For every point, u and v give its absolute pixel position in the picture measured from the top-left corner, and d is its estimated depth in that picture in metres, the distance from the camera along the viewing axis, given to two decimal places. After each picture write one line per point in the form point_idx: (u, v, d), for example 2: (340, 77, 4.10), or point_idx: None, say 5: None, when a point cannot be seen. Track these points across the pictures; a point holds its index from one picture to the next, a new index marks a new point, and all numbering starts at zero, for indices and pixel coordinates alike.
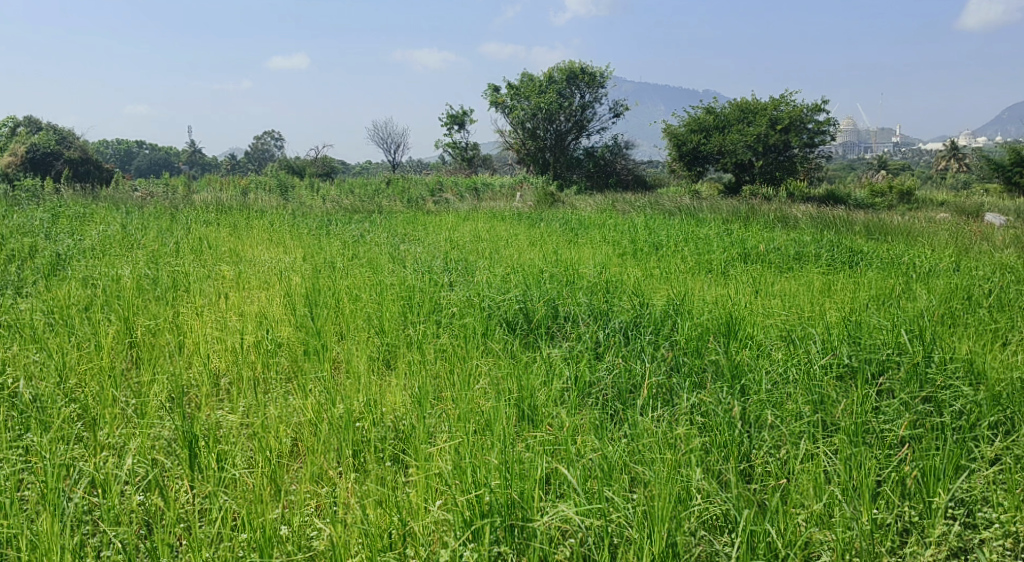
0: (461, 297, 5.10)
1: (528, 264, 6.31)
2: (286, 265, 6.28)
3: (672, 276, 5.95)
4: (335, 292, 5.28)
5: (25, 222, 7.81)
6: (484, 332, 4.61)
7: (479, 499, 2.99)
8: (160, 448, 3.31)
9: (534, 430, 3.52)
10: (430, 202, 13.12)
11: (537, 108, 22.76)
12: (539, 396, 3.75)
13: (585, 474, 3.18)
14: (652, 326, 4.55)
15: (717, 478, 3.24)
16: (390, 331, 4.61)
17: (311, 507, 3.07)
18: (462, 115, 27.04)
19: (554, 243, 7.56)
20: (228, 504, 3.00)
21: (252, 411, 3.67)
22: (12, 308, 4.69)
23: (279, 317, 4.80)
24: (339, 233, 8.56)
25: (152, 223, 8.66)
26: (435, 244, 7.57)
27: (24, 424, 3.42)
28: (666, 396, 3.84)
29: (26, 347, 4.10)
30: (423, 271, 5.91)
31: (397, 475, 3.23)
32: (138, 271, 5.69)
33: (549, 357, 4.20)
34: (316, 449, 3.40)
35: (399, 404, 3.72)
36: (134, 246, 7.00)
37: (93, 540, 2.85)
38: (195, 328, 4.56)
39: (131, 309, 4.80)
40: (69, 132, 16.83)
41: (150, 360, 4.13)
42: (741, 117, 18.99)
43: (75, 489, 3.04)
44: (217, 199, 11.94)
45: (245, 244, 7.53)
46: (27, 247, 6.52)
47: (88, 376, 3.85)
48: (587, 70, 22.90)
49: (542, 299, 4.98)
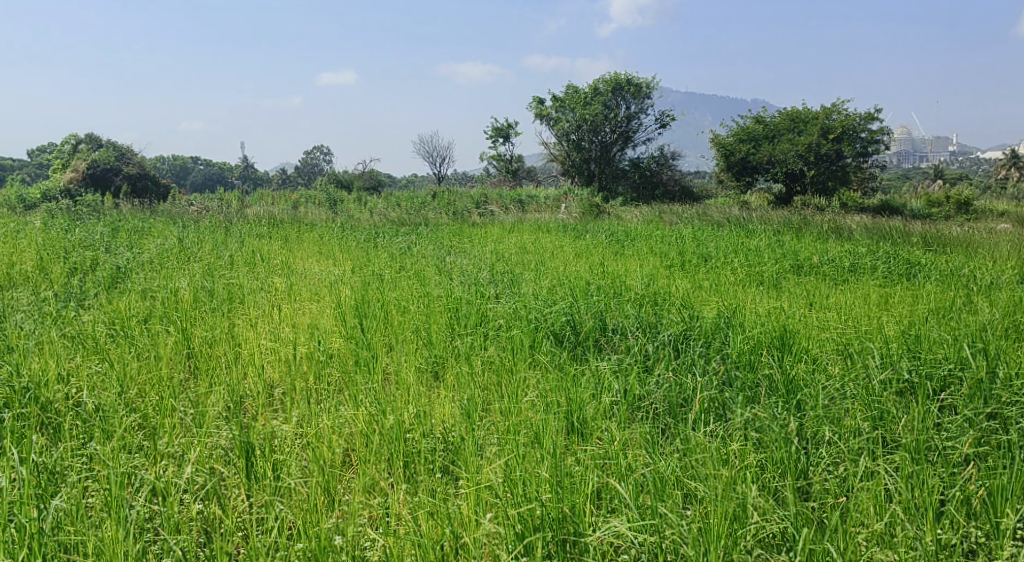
0: (508, 310, 5.11)
1: (574, 275, 6.29)
2: (336, 278, 6.39)
3: (721, 288, 5.87)
4: (383, 303, 5.34)
5: (85, 236, 8.07)
6: (531, 344, 4.60)
7: (531, 512, 2.99)
8: (218, 458, 3.39)
9: (583, 444, 3.50)
10: (476, 215, 13.22)
11: (581, 120, 22.78)
12: (588, 409, 3.73)
13: (637, 489, 3.16)
14: (703, 339, 4.49)
15: (773, 495, 3.18)
16: (439, 343, 4.64)
17: (364, 517, 3.10)
18: (507, 127, 27.17)
19: (600, 256, 7.53)
20: (284, 514, 3.06)
21: (306, 421, 3.72)
22: (76, 319, 4.84)
23: (329, 329, 4.87)
24: (387, 245, 8.67)
25: (206, 236, 8.90)
26: (481, 256, 7.60)
27: (87, 433, 3.51)
28: (718, 410, 3.79)
29: (88, 358, 4.23)
30: (469, 283, 5.95)
31: (449, 487, 3.25)
32: (194, 284, 5.84)
33: (598, 370, 4.16)
34: (369, 460, 3.43)
35: (448, 416, 3.73)
36: (190, 259, 7.19)
37: (154, 547, 2.91)
38: (249, 339, 4.66)
39: (187, 321, 4.92)
40: (128, 149, 17.39)
41: (206, 371, 4.23)
42: (791, 126, 18.69)
43: (137, 496, 3.10)
44: (269, 213, 12.22)
45: (295, 257, 7.69)
46: (89, 260, 6.75)
47: (147, 386, 3.95)
48: (632, 80, 22.80)
49: (590, 310, 4.95)
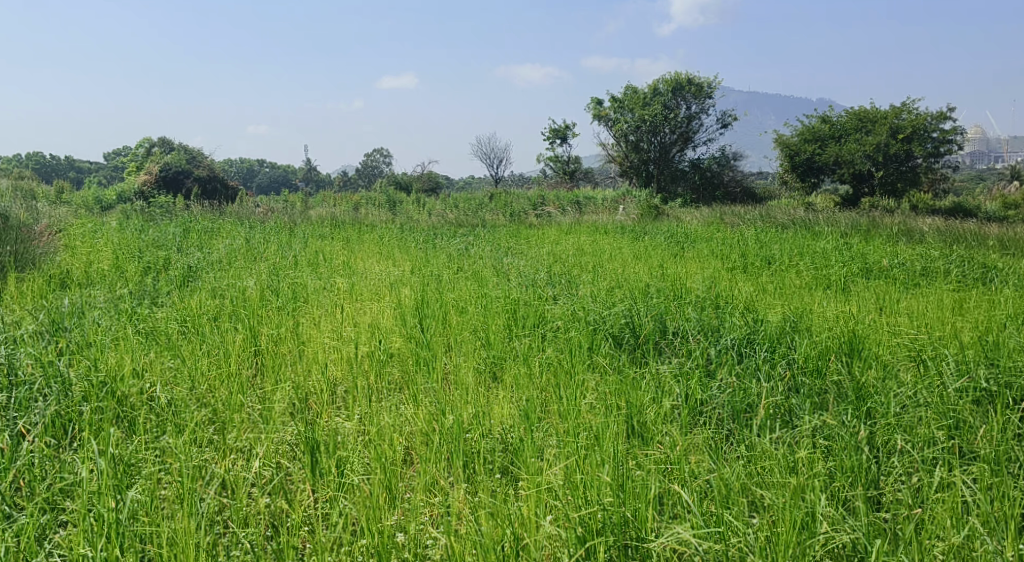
0: (567, 311, 5.10)
1: (634, 277, 6.24)
2: (396, 278, 6.49)
3: (786, 291, 5.74)
4: (443, 304, 5.38)
5: (158, 237, 8.38)
6: (590, 347, 4.56)
7: (592, 516, 2.97)
8: (284, 454, 3.48)
9: (644, 448, 3.46)
10: (534, 216, 13.22)
11: (641, 120, 22.59)
12: (649, 412, 3.69)
13: (700, 496, 3.11)
14: (768, 343, 4.38)
15: (843, 505, 3.09)
16: (497, 344, 4.65)
17: (425, 515, 3.14)
18: (564, 129, 27.14)
19: (660, 257, 7.45)
20: (348, 510, 3.11)
21: (368, 419, 3.76)
22: (149, 316, 5.01)
23: (389, 328, 4.93)
24: (445, 246, 8.77)
25: (272, 237, 9.12)
26: (538, 257, 7.62)
27: (160, 427, 3.62)
28: (784, 417, 3.70)
29: (161, 354, 4.36)
30: (527, 284, 5.96)
31: (509, 488, 3.25)
32: (261, 284, 6.00)
33: (658, 374, 4.11)
34: (429, 458, 3.45)
35: (507, 417, 3.74)
36: (257, 259, 7.40)
37: (223, 539, 2.98)
38: (314, 338, 4.75)
39: (254, 319, 5.05)
40: (198, 152, 17.98)
41: (272, 368, 4.33)
42: (859, 126, 18.18)
43: (207, 489, 3.18)
44: (332, 214, 12.46)
45: (356, 256, 7.84)
46: (161, 259, 7.00)
47: (216, 382, 4.07)
48: (694, 80, 22.52)
49: (650, 312, 4.88)
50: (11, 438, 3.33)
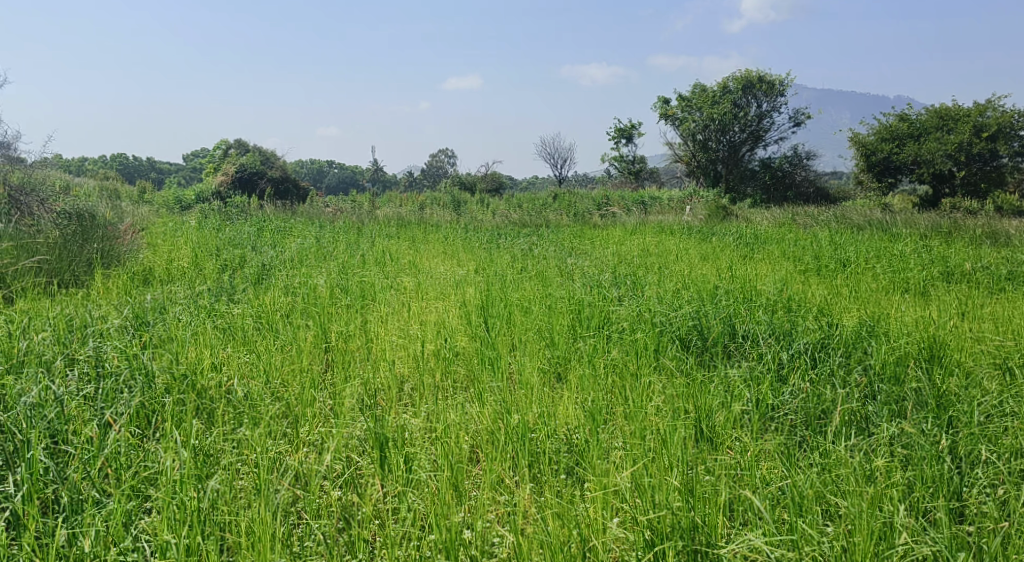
0: (632, 312, 5.04)
1: (702, 279, 6.16)
2: (461, 278, 6.54)
3: (862, 295, 5.57)
4: (507, 304, 5.40)
5: (234, 236, 8.66)
6: (656, 348, 4.51)
7: (660, 519, 2.95)
8: (353, 448, 3.56)
9: (713, 453, 3.41)
10: (599, 217, 13.16)
11: (709, 119, 22.25)
12: (718, 416, 3.62)
13: (772, 503, 3.05)
14: (842, 348, 4.26)
15: (923, 517, 2.99)
16: (562, 344, 4.65)
17: (492, 513, 3.16)
18: (630, 128, 26.93)
19: (728, 259, 7.32)
20: (416, 505, 3.16)
21: (434, 416, 3.81)
22: (226, 312, 5.18)
23: (455, 327, 4.98)
24: (509, 246, 8.79)
25: (341, 237, 9.31)
26: (603, 258, 7.57)
27: (236, 419, 3.74)
28: (860, 424, 3.60)
29: (237, 349, 4.51)
30: (592, 285, 5.92)
31: (575, 489, 3.24)
32: (331, 282, 6.14)
33: (727, 378, 4.03)
34: (495, 456, 3.47)
35: (572, 417, 3.72)
36: (326, 258, 7.57)
37: (297, 530, 3.07)
38: (381, 336, 4.84)
39: (324, 317, 5.17)
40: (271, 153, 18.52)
41: (341, 364, 4.42)
42: (939, 125, 17.49)
43: (282, 481, 3.28)
44: (399, 214, 12.66)
45: (422, 256, 7.93)
46: (237, 258, 7.23)
47: (289, 377, 4.19)
48: (766, 78, 22.08)
49: (719, 314, 4.80)
50: (99, 426, 3.47)
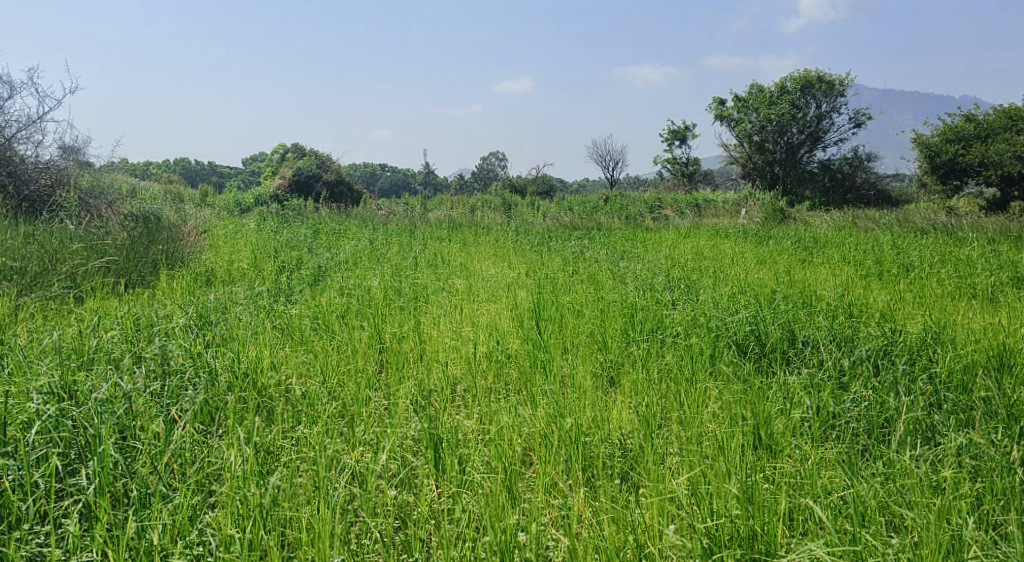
0: (686, 317, 4.98)
1: (759, 283, 6.06)
2: (513, 280, 6.56)
3: (927, 300, 5.41)
4: (560, 307, 5.39)
5: (291, 238, 8.85)
6: (712, 354, 4.45)
7: (718, 528, 2.92)
8: (408, 448, 3.60)
9: (773, 460, 3.35)
10: (650, 219, 13.03)
11: (766, 120, 21.89)
12: (776, 424, 3.56)
13: (834, 513, 3.00)
14: (906, 355, 4.14)
15: (993, 530, 2.90)
16: (615, 347, 4.62)
17: (546, 516, 3.16)
18: (684, 130, 26.64)
19: (786, 263, 7.18)
20: (471, 506, 3.19)
21: (487, 418, 3.83)
22: (284, 312, 5.29)
23: (507, 329, 4.99)
24: (560, 249, 8.78)
25: (394, 239, 9.42)
26: (656, 261, 7.50)
27: (295, 417, 3.81)
28: (925, 433, 3.50)
29: (295, 349, 4.60)
30: (645, 289, 5.88)
31: (630, 494, 3.22)
32: (385, 284, 6.23)
33: (786, 384, 3.95)
34: (549, 459, 3.47)
35: (626, 421, 3.70)
36: (380, 260, 7.68)
37: (355, 528, 3.12)
38: (434, 338, 4.88)
39: (378, 318, 5.24)
40: (326, 157, 18.86)
41: (396, 365, 4.48)
42: (1008, 125, 16.86)
43: (339, 479, 3.34)
44: (450, 217, 12.75)
45: (474, 259, 7.98)
46: (294, 259, 7.39)
47: (345, 377, 4.26)
48: (825, 78, 21.63)
49: (777, 319, 4.70)
50: (165, 422, 3.57)
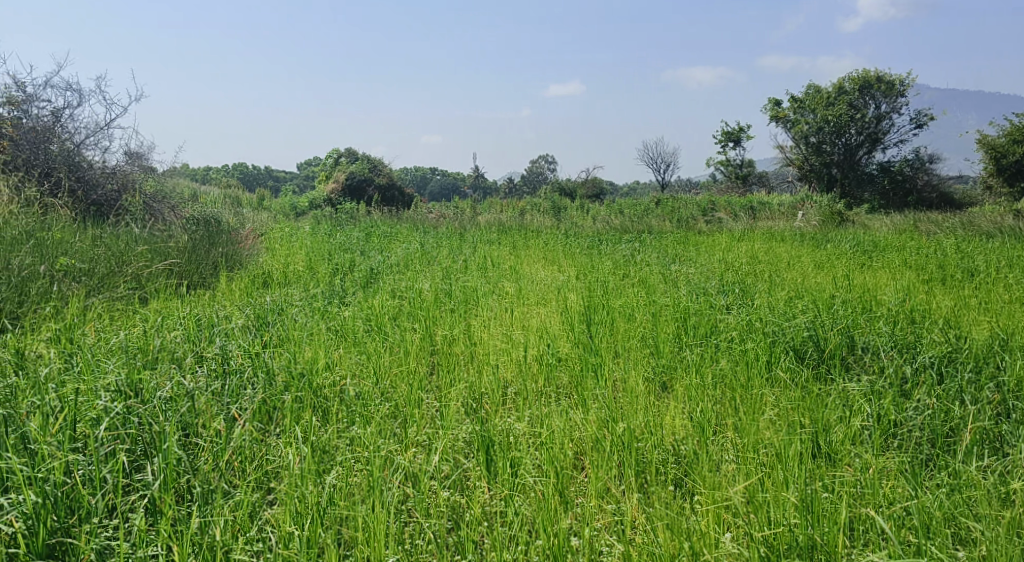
0: (741, 321, 4.90)
1: (816, 287, 5.93)
2: (563, 283, 6.55)
3: (994, 306, 5.22)
4: (611, 311, 5.36)
5: (344, 241, 8.99)
6: (768, 359, 4.37)
7: (777, 537, 2.89)
8: (460, 450, 3.61)
9: (832, 469, 3.27)
10: (703, 223, 12.85)
11: (824, 121, 21.47)
12: (836, 432, 3.48)
13: (897, 524, 2.93)
14: (972, 362, 4.01)
15: None
16: (668, 352, 4.57)
17: (599, 522, 3.15)
18: (737, 132, 26.24)
19: (843, 267, 7.01)
20: (524, 509, 3.19)
21: (539, 421, 3.82)
22: (338, 314, 5.38)
23: (557, 332, 4.99)
24: (610, 253, 8.73)
25: (445, 242, 9.50)
26: (708, 265, 7.40)
27: (349, 417, 3.87)
28: (994, 444, 3.39)
29: (348, 350, 4.67)
30: (698, 293, 5.80)
31: (684, 501, 3.18)
32: (436, 287, 6.28)
33: (845, 391, 3.86)
34: (602, 464, 3.44)
35: (680, 427, 3.65)
36: (430, 262, 7.76)
37: (409, 528, 3.16)
38: (485, 340, 4.90)
39: (429, 320, 5.28)
40: (378, 161, 19.12)
41: (447, 367, 4.51)
42: None
43: (393, 479, 3.37)
44: (500, 220, 12.79)
45: (524, 262, 7.99)
46: (347, 262, 7.51)
47: (398, 378, 4.31)
48: (885, 78, 21.09)
49: (835, 325, 4.60)
50: (225, 420, 3.66)
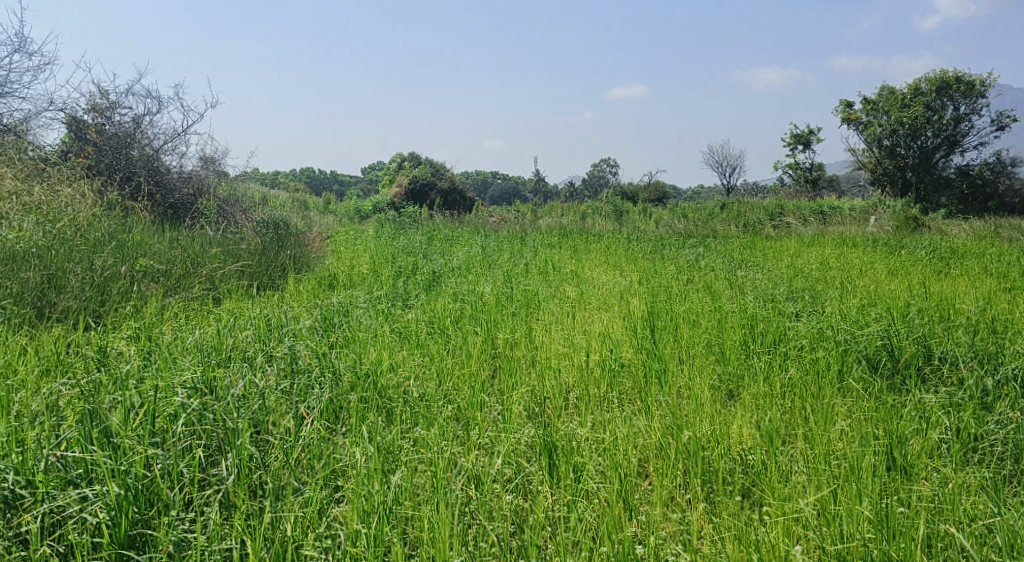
0: (811, 329, 4.77)
1: (890, 295, 5.73)
2: (625, 288, 6.50)
3: None
4: (675, 316, 5.30)
5: (408, 244, 9.11)
6: (839, 369, 4.24)
7: (851, 551, 2.83)
8: (522, 454, 3.61)
9: (908, 483, 3.17)
10: (770, 227, 12.55)
11: (898, 123, 20.93)
12: (912, 445, 3.36)
13: (979, 541, 2.84)
14: None
15: None
16: (734, 359, 4.48)
17: (664, 530, 3.11)
18: (806, 135, 25.60)
19: (919, 274, 6.75)
20: (587, 515, 3.18)
21: (601, 427, 3.79)
22: (402, 317, 5.45)
23: (620, 337, 4.94)
24: (674, 258, 8.61)
25: (506, 245, 9.53)
26: (776, 271, 7.23)
27: (413, 418, 3.91)
28: None
29: (412, 352, 4.73)
30: (765, 299, 5.68)
31: (753, 512, 3.12)
32: (497, 290, 6.31)
33: (922, 403, 3.73)
34: (666, 472, 3.39)
35: (747, 436, 3.58)
36: (492, 266, 7.79)
37: (472, 530, 3.17)
38: (546, 344, 4.90)
39: (491, 323, 5.30)
40: (440, 165, 19.33)
41: (509, 370, 4.51)
42: None
43: (456, 480, 3.40)
44: (560, 224, 12.77)
45: (585, 266, 7.96)
46: (410, 265, 7.61)
47: (460, 381, 4.34)
48: (964, 78, 20.27)
49: (911, 333, 4.43)
50: (294, 418, 3.74)
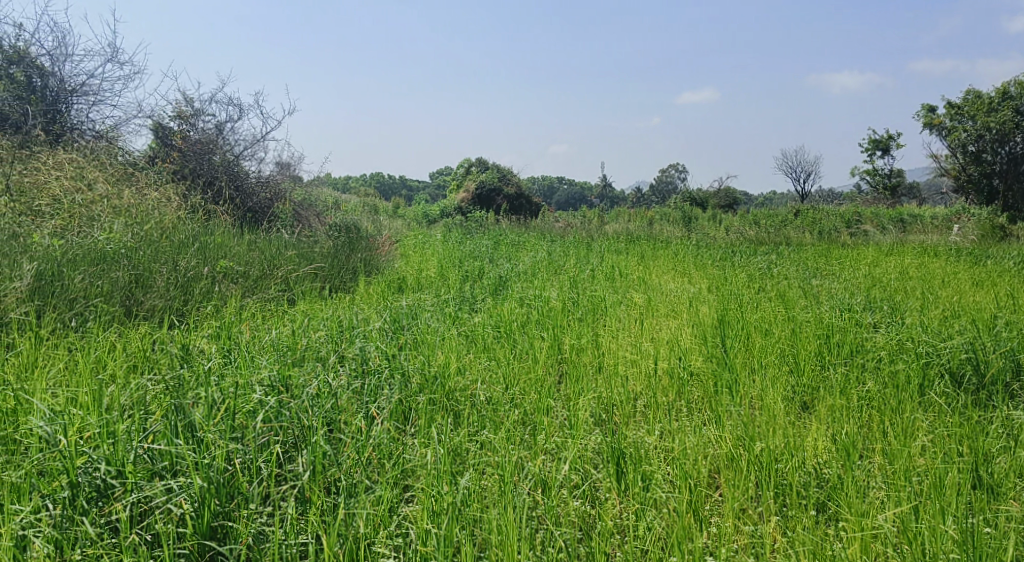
0: (890, 340, 4.61)
1: (975, 307, 5.49)
2: (693, 296, 6.40)
3: None
4: (746, 325, 5.19)
5: (475, 249, 9.19)
6: (921, 382, 4.09)
7: None
8: (589, 461, 3.60)
9: (995, 503, 3.05)
10: (846, 235, 12.15)
11: (985, 128, 20.04)
12: (998, 463, 3.24)
13: None
14: None
15: None
16: (808, 371, 4.37)
17: (735, 543, 3.06)
18: (885, 140, 24.76)
19: (1008, 285, 6.45)
20: (657, 523, 3.16)
21: (670, 435, 3.75)
22: (468, 321, 5.50)
23: (689, 345, 4.87)
24: (744, 265, 8.44)
25: (572, 251, 9.50)
26: (853, 280, 7.01)
27: (480, 421, 3.94)
28: None
29: (479, 356, 4.76)
30: (841, 308, 5.51)
31: (829, 527, 3.05)
32: (564, 296, 6.30)
33: (1011, 419, 3.57)
34: (737, 484, 3.34)
35: (822, 449, 3.48)
36: (559, 271, 7.79)
37: (540, 534, 3.19)
38: (614, 351, 4.87)
39: (558, 329, 5.30)
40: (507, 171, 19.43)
41: (576, 376, 4.50)
42: None
43: (523, 484, 3.42)
44: (627, 230, 12.67)
45: (653, 272, 7.87)
46: (477, 269, 7.68)
47: (527, 385, 4.35)
48: None
49: (998, 347, 4.24)
50: (365, 418, 3.82)
